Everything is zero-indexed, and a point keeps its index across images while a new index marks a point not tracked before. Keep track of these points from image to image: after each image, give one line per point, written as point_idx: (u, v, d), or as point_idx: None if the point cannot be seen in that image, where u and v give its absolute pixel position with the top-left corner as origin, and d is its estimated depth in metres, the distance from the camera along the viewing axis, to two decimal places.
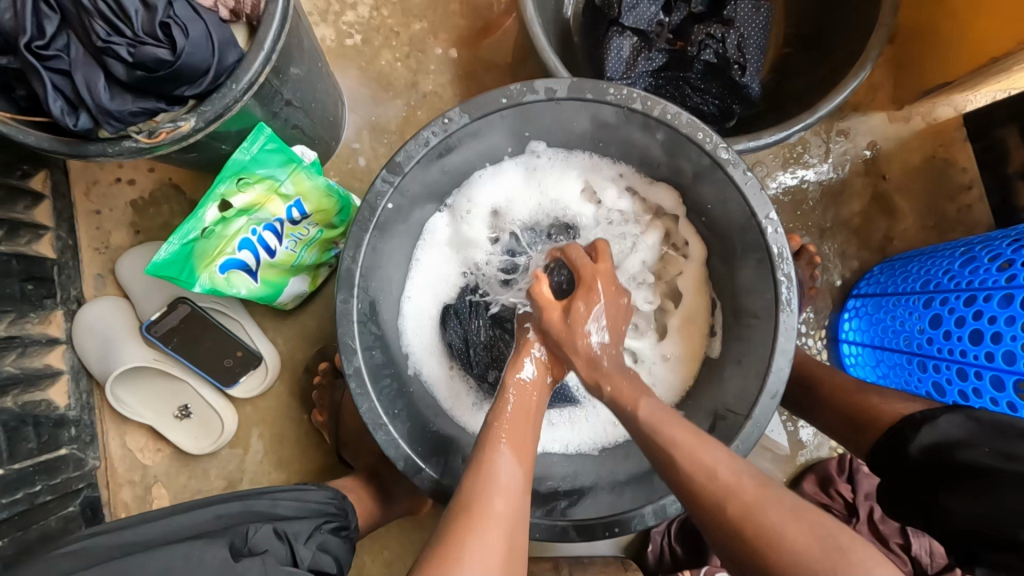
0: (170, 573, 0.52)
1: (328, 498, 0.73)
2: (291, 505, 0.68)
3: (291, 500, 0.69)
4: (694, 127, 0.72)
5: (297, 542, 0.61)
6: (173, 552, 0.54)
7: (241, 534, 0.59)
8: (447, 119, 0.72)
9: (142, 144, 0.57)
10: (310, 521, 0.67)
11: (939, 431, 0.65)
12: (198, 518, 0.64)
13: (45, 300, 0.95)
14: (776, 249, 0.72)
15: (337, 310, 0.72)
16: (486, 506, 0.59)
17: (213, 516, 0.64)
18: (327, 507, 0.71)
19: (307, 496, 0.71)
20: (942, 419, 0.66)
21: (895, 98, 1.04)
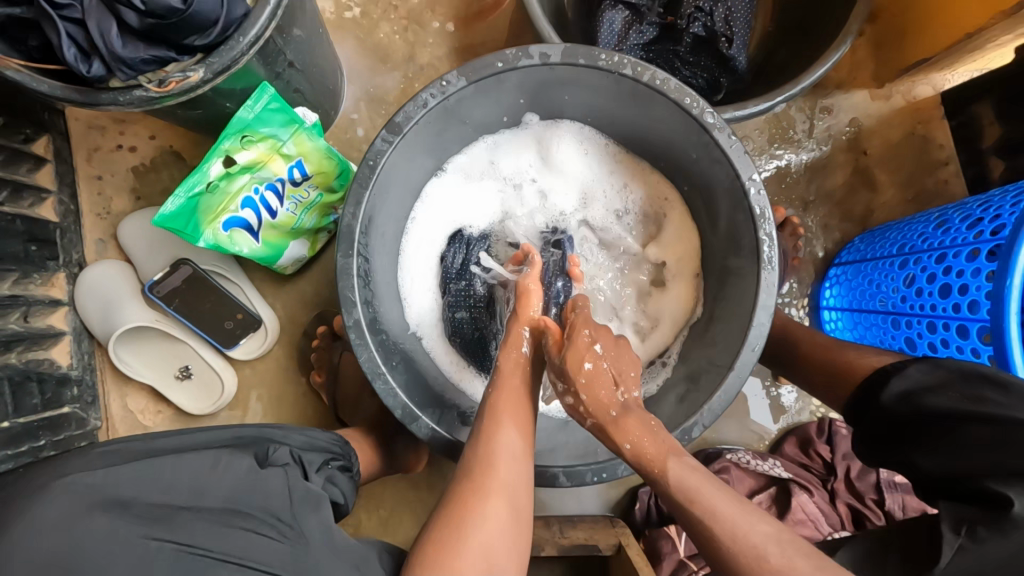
0: (204, 478, 0.56)
1: (336, 437, 0.78)
2: (303, 438, 0.73)
3: (301, 435, 0.73)
4: (681, 92, 0.75)
5: (309, 472, 0.68)
6: (205, 460, 0.58)
7: (263, 453, 0.65)
8: (445, 81, 0.75)
9: (152, 93, 0.59)
10: (320, 455, 0.72)
11: (910, 380, 0.69)
12: (217, 436, 0.67)
13: (47, 261, 0.96)
14: (758, 209, 0.76)
15: (338, 265, 0.75)
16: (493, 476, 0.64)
17: (231, 436, 0.68)
18: (333, 447, 0.76)
19: (316, 433, 0.76)
20: (913, 368, 0.70)
21: (876, 76, 1.08)
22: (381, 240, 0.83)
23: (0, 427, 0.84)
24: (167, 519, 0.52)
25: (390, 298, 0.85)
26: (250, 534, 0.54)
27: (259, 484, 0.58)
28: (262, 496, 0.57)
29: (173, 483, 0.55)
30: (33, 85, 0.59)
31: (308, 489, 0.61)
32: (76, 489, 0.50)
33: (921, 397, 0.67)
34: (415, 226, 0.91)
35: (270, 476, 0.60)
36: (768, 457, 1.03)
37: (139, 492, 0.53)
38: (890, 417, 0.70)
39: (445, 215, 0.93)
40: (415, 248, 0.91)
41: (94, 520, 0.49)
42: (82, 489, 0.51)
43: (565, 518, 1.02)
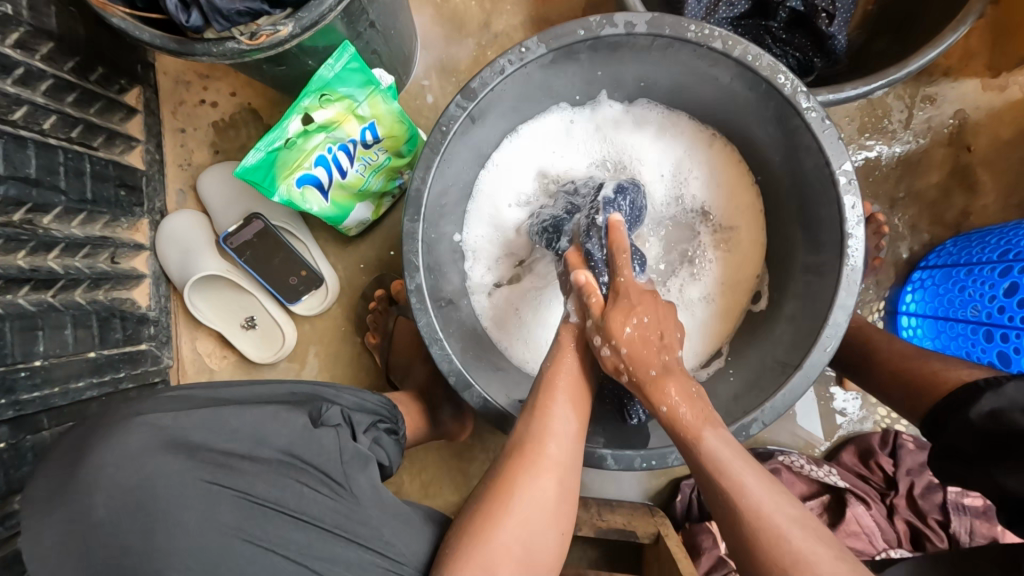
0: (263, 428, 0.58)
1: (385, 400, 0.78)
2: (351, 398, 0.73)
3: (352, 395, 0.74)
4: (774, 70, 0.71)
5: (358, 432, 0.68)
6: (264, 411, 0.60)
7: (317, 410, 0.66)
8: (525, 48, 0.73)
9: (243, 46, 0.61)
10: (368, 416, 0.72)
11: (1004, 397, 0.64)
12: (274, 389, 0.69)
13: (134, 207, 1.02)
14: (847, 201, 0.71)
15: (404, 229, 0.75)
16: (543, 451, 0.64)
17: (288, 390, 0.69)
18: (381, 410, 0.75)
19: (365, 395, 0.75)
20: (1009, 387, 0.64)
21: (992, 65, 0.98)
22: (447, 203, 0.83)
23: (88, 356, 0.91)
24: (231, 466, 0.55)
25: (448, 259, 0.85)
26: (306, 488, 0.58)
27: (314, 443, 0.60)
28: (318, 454, 0.60)
29: (237, 430, 0.57)
30: (135, 33, 0.61)
31: (358, 449, 0.63)
32: (153, 431, 0.54)
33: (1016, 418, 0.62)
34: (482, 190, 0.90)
35: (323, 435, 0.62)
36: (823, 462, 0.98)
37: (207, 438, 0.56)
38: (978, 435, 0.64)
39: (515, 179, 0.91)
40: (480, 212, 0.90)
41: (164, 463, 0.52)
42: (156, 429, 0.54)
43: (603, 501, 1.02)
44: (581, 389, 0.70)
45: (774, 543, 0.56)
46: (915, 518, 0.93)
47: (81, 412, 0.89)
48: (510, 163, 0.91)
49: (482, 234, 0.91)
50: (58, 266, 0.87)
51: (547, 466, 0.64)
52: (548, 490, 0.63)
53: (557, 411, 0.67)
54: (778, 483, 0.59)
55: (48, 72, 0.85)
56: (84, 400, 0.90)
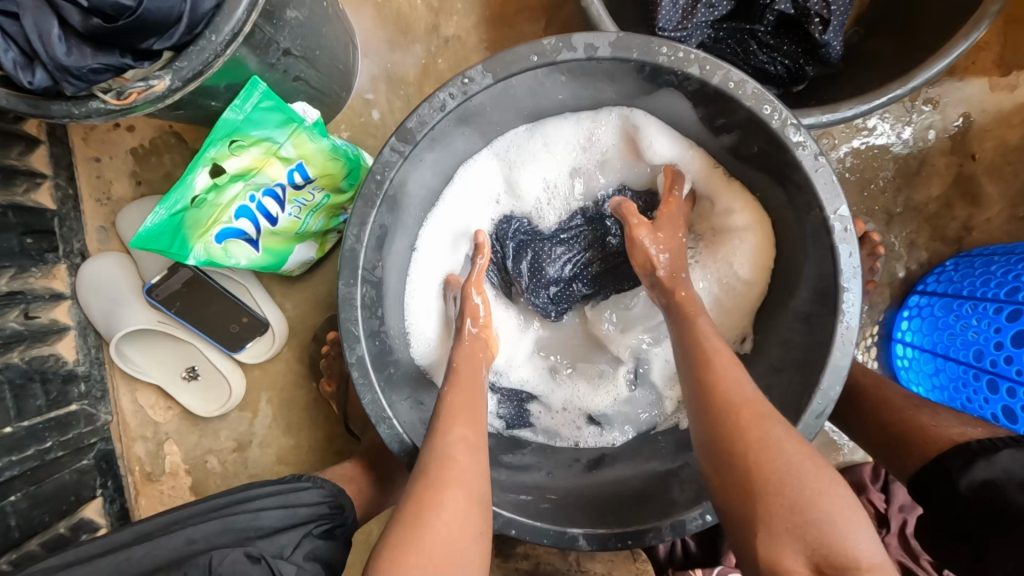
0: None
1: (323, 496, 0.72)
2: (278, 514, 0.68)
3: (277, 508, 0.69)
4: (759, 99, 0.60)
5: (276, 562, 0.63)
6: None
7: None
8: (467, 78, 0.62)
9: (111, 105, 0.49)
10: (297, 530, 0.67)
11: (997, 467, 0.56)
12: (173, 542, 0.65)
13: (46, 254, 0.91)
14: (843, 251, 0.62)
15: (340, 294, 0.66)
16: (448, 463, 0.57)
17: (186, 540, 0.65)
18: (319, 509, 0.70)
19: (297, 499, 0.71)
20: (1004, 455, 0.56)
21: (1001, 61, 0.88)
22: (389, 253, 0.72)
23: (3, 432, 0.82)
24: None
25: (398, 313, 0.76)
26: None
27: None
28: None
29: None
30: None
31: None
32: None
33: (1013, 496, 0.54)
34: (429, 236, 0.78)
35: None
36: None
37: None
38: (970, 513, 0.56)
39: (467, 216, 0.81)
40: (427, 258, 0.78)
41: None
42: None
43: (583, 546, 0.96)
44: (475, 382, 0.67)
45: (781, 503, 0.49)
46: (907, 558, 0.88)
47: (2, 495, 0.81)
48: (461, 198, 0.79)
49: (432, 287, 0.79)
50: None
51: (454, 478, 0.56)
52: (465, 437, 0.60)
53: (459, 425, 0.61)
54: (805, 447, 0.52)
55: None
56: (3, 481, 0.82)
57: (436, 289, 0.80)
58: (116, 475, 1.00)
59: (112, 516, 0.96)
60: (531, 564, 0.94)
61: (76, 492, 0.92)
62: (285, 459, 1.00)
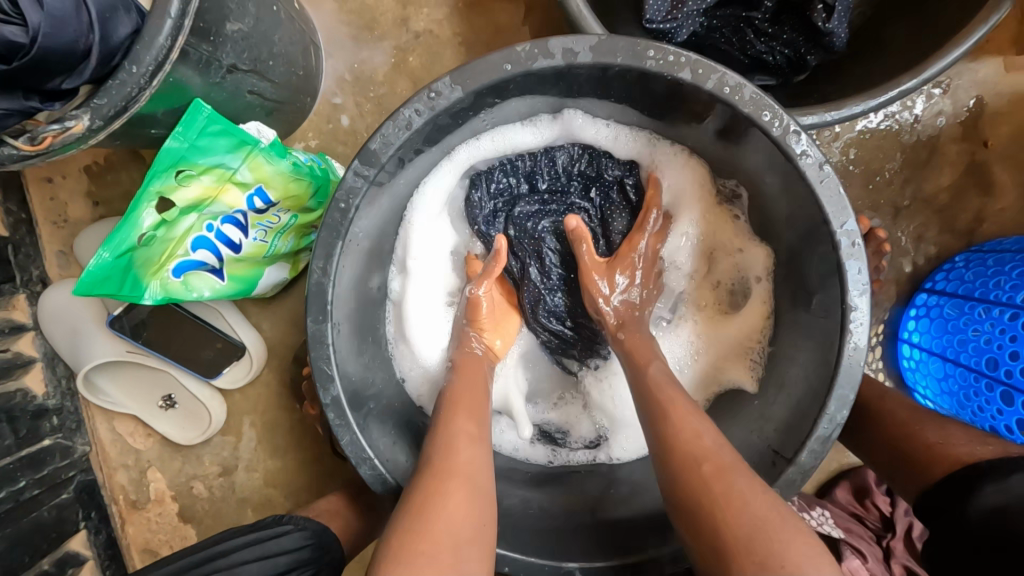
0: None
1: (305, 538, 0.68)
2: (256, 567, 0.66)
3: (257, 559, 0.67)
4: (759, 104, 0.54)
5: None
6: None
7: None
8: (434, 92, 0.55)
9: (24, 152, 0.43)
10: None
11: (1009, 492, 0.54)
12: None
13: (3, 285, 0.85)
14: (852, 268, 0.57)
15: (309, 333, 0.61)
16: (452, 461, 0.55)
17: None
18: (302, 553, 0.68)
19: (276, 546, 0.67)
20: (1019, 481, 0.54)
21: (1019, 37, 0.81)
22: (353, 291, 0.66)
23: None
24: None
25: (371, 348, 0.70)
26: None
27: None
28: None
29: None
30: None
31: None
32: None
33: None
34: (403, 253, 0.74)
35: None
36: (816, 505, 0.88)
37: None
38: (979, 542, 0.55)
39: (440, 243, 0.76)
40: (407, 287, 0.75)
41: None
42: None
43: None
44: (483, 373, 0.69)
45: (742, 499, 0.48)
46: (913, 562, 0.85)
47: None
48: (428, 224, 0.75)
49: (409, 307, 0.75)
50: None
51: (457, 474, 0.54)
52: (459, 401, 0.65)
53: (461, 417, 0.61)
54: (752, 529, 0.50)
55: None
56: None
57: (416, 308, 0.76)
58: (100, 506, 0.97)
59: (98, 549, 0.94)
60: None
61: (58, 528, 0.89)
62: (273, 482, 0.97)
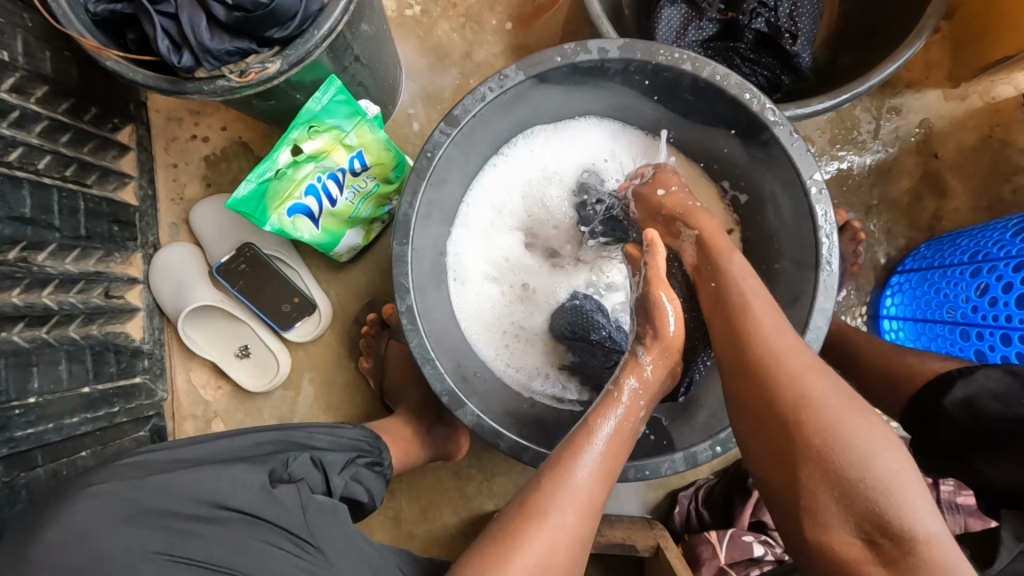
0: (221, 491, 0.59)
1: (361, 435, 0.81)
2: (326, 438, 0.76)
3: (324, 434, 0.77)
4: (742, 88, 0.74)
5: (331, 473, 0.71)
6: (220, 474, 0.61)
7: (282, 466, 0.66)
8: (504, 76, 0.76)
9: (233, 83, 0.63)
10: (345, 455, 0.76)
11: (976, 385, 0.64)
12: (241, 442, 0.71)
13: (127, 242, 1.04)
14: (819, 210, 0.74)
15: (394, 253, 0.77)
16: (571, 481, 0.61)
17: (256, 442, 0.72)
18: (360, 444, 0.79)
19: (341, 433, 0.79)
20: (980, 373, 0.65)
21: (952, 75, 1.03)
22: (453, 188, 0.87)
23: (82, 392, 0.91)
24: (193, 532, 0.56)
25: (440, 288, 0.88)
26: (270, 548, 0.58)
27: (272, 503, 0.60)
28: (276, 512, 0.60)
29: (187, 494, 0.58)
30: (128, 75, 0.64)
31: (321, 501, 0.63)
32: (108, 501, 0.55)
33: (988, 406, 0.62)
34: (487, 178, 0.94)
35: (282, 492, 0.62)
36: None
37: (163, 502, 0.57)
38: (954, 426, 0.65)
39: (518, 178, 0.96)
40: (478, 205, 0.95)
41: (123, 533, 0.54)
42: (118, 499, 0.56)
43: (602, 517, 1.01)
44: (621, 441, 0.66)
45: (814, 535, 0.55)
46: None
47: (75, 448, 0.89)
48: (493, 177, 0.95)
49: (472, 217, 0.95)
50: (52, 302, 0.88)
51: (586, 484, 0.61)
52: (591, 496, 0.61)
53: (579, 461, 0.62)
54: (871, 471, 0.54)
55: (42, 113, 0.87)
56: (78, 435, 0.90)
57: (480, 226, 0.95)
58: None
59: None
60: None
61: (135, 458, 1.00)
62: None
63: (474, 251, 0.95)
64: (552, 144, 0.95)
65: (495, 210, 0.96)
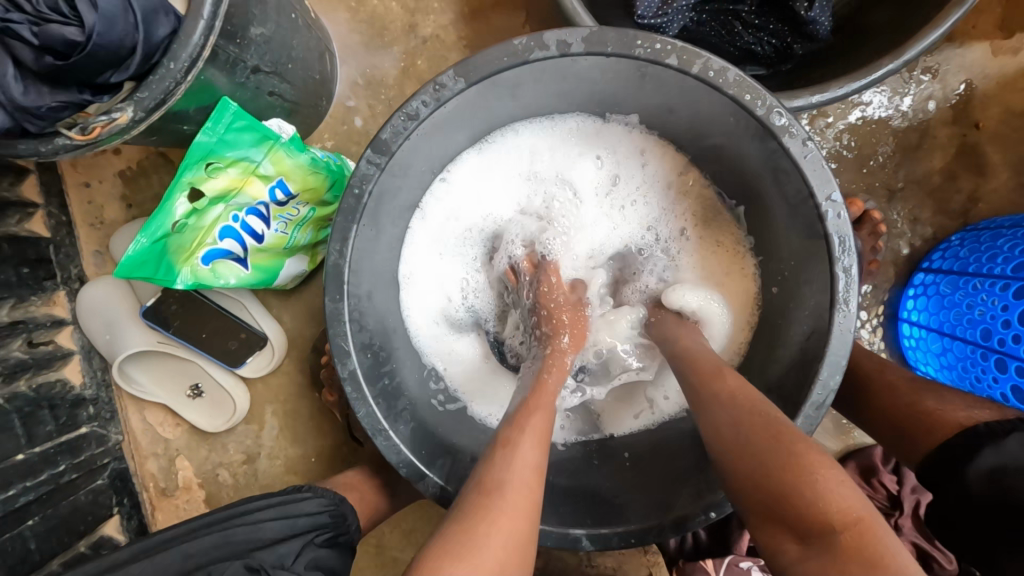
0: None
1: (320, 505, 0.69)
2: (278, 525, 0.64)
3: (275, 518, 0.65)
4: (742, 86, 0.58)
5: None
6: None
7: None
8: (439, 85, 0.60)
9: (76, 142, 0.48)
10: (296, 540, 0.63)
11: (1005, 454, 0.55)
12: (170, 563, 0.60)
13: (45, 282, 0.92)
14: (836, 238, 0.60)
15: (327, 311, 0.65)
16: (504, 493, 0.56)
17: (185, 557, 0.61)
18: (319, 518, 0.67)
19: (297, 508, 0.67)
20: (1011, 440, 0.55)
21: (1003, 22, 0.83)
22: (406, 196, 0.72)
23: (16, 460, 0.84)
24: None
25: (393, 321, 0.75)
26: None
27: None
28: None
29: None
30: None
31: None
32: None
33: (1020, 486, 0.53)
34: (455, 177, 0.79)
35: None
36: None
37: None
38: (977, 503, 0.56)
39: (492, 180, 0.80)
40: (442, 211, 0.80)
41: None
42: None
43: None
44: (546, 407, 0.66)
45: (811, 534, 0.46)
46: (922, 539, 0.87)
47: (19, 520, 0.83)
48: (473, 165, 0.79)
49: (433, 223, 0.79)
50: None
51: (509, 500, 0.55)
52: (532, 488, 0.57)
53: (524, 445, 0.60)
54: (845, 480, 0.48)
55: None
56: (20, 506, 0.83)
57: (441, 236, 0.80)
58: (131, 494, 1.01)
59: (129, 534, 0.98)
60: (541, 560, 0.94)
61: (93, 511, 0.94)
62: (294, 469, 1.01)
63: (432, 263, 0.81)
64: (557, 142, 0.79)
65: (461, 215, 0.81)
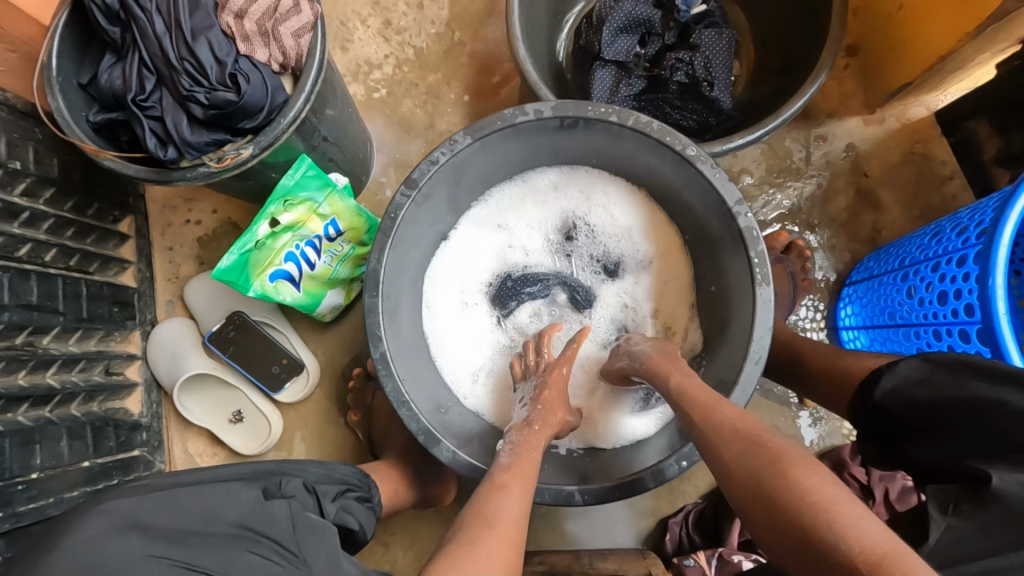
0: (215, 501, 0.53)
1: (353, 473, 0.78)
2: (318, 472, 0.73)
3: (318, 468, 0.74)
4: (663, 131, 0.84)
5: (324, 500, 0.67)
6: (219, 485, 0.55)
7: (273, 486, 0.60)
8: (454, 141, 0.85)
9: (212, 170, 0.73)
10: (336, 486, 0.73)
11: (900, 375, 0.65)
12: (232, 472, 0.68)
13: (127, 321, 1.11)
14: (747, 231, 0.81)
15: (365, 305, 0.84)
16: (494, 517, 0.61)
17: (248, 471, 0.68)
18: (350, 479, 0.77)
19: (334, 469, 0.76)
20: (903, 364, 0.65)
21: (868, 102, 1.12)
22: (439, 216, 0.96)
23: (82, 466, 0.96)
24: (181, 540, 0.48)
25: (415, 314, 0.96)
26: (258, 560, 0.50)
27: (268, 513, 0.54)
28: (272, 525, 0.53)
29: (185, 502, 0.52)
30: (122, 170, 0.73)
31: (314, 518, 0.56)
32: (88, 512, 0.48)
33: (916, 394, 0.62)
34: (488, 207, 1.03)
35: (277, 506, 0.56)
36: None
37: (162, 516, 0.49)
38: (885, 415, 0.65)
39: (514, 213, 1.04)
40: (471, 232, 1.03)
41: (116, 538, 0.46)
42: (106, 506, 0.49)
43: (596, 551, 1.02)
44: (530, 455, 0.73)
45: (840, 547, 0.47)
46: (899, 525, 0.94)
47: None
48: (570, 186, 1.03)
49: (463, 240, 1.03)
50: (55, 382, 0.94)
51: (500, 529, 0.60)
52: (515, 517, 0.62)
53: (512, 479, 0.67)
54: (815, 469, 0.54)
55: (49, 212, 0.96)
56: None
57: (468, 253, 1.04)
58: None
59: None
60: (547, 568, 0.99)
61: None
62: None
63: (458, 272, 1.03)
64: (619, 207, 1.03)
65: (486, 238, 1.04)
